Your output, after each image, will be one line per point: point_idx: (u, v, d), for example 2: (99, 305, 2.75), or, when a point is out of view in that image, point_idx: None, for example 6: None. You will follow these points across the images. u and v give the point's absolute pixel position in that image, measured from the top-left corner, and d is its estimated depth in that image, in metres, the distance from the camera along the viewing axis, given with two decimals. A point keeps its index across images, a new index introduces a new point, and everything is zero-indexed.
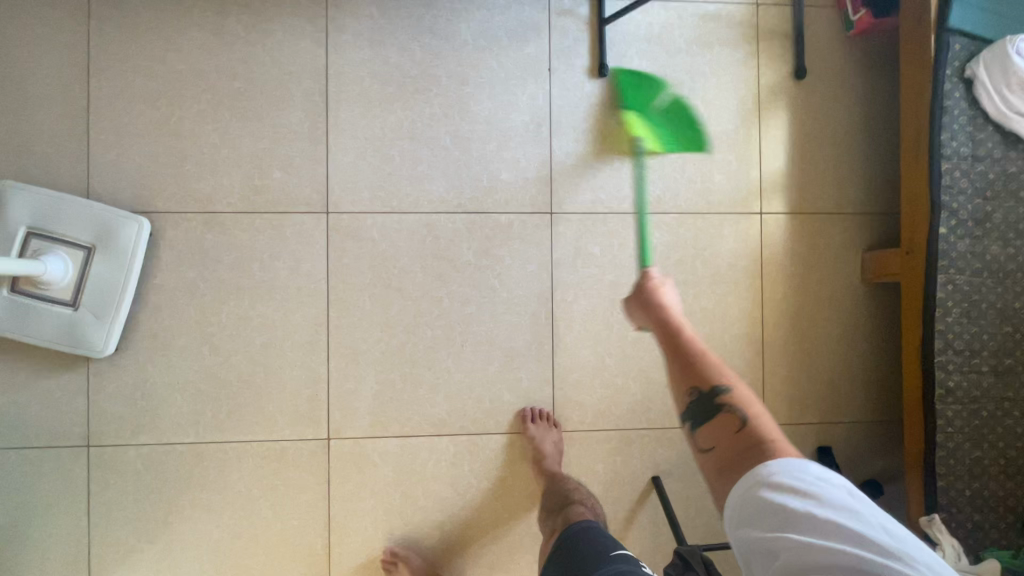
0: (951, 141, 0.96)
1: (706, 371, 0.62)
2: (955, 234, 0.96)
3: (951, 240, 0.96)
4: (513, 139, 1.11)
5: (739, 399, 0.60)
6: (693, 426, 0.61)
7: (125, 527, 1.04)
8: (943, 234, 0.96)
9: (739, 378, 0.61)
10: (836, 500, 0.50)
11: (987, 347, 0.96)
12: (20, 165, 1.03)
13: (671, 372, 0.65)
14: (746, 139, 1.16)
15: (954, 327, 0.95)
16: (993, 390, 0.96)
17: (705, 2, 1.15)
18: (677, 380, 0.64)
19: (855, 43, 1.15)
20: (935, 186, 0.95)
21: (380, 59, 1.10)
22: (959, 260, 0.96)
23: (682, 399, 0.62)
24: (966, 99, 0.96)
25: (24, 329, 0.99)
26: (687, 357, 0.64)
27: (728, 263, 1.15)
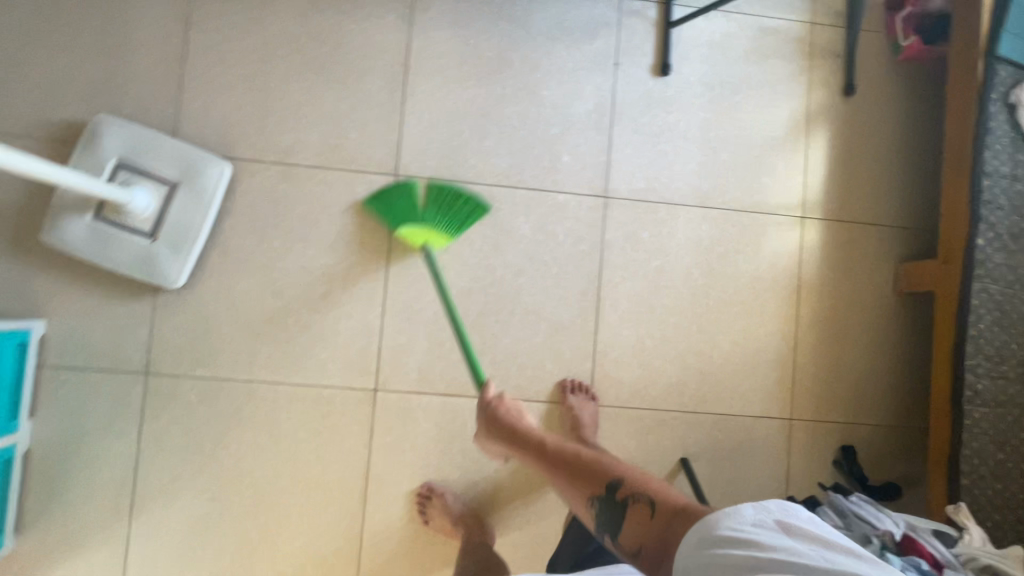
0: (994, 159, 1.03)
1: (605, 475, 0.80)
2: (992, 245, 1.03)
3: (987, 251, 1.02)
4: (576, 125, 1.18)
5: (636, 485, 0.76)
6: (615, 537, 0.75)
7: (175, 455, 1.08)
8: (981, 245, 1.02)
9: (625, 467, 0.79)
10: (780, 524, 0.58)
11: (1014, 354, 1.02)
12: (115, 103, 1.09)
13: (579, 494, 0.81)
14: (795, 147, 1.22)
15: (986, 333, 1.01)
16: (1018, 395, 1.01)
17: (765, 17, 1.23)
18: (584, 496, 0.80)
19: (902, 67, 1.23)
20: (975, 200, 1.03)
21: (459, 38, 1.17)
22: (993, 270, 1.02)
23: (595, 512, 0.78)
24: (1008, 123, 1.04)
25: (104, 255, 1.04)
26: (584, 471, 0.82)
27: (770, 261, 1.20)
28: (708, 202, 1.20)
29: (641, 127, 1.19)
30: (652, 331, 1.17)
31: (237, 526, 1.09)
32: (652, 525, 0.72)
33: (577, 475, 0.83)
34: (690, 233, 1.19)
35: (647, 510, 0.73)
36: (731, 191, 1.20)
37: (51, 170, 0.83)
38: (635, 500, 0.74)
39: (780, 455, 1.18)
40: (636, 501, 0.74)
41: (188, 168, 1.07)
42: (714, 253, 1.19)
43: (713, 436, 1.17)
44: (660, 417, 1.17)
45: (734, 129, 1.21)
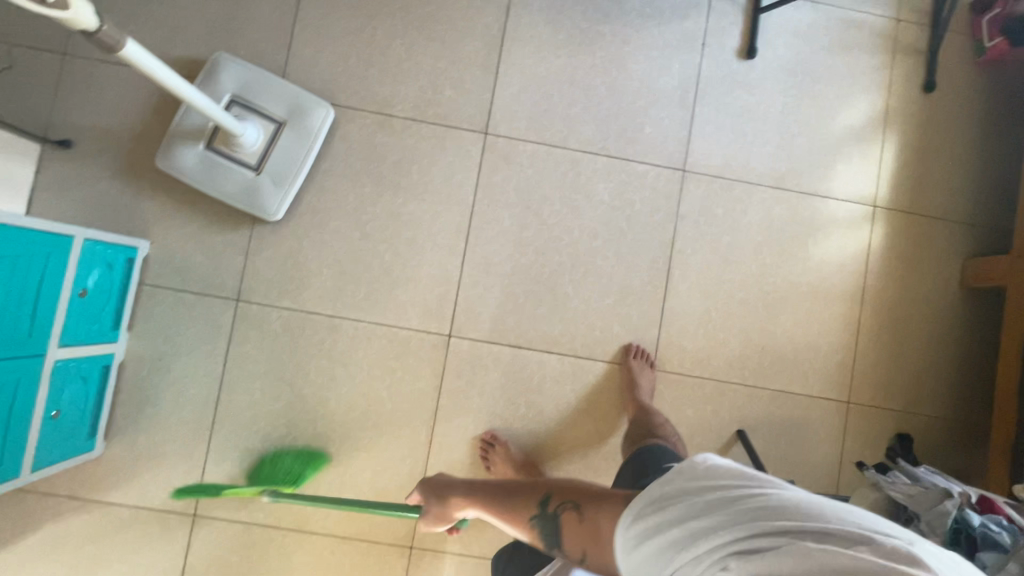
0: None
1: (506, 491, 0.70)
2: None
3: None
4: (660, 100, 1.22)
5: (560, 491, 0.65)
6: (558, 546, 0.63)
7: (256, 380, 1.14)
8: None
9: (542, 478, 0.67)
10: (725, 485, 0.53)
11: None
12: (231, 45, 1.16)
13: (517, 523, 0.67)
14: (871, 137, 1.25)
15: None
16: None
17: (850, 11, 1.26)
18: (521, 516, 0.66)
19: (984, 69, 1.25)
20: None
21: (556, 8, 1.22)
22: None
23: (530, 527, 0.65)
24: None
25: (211, 184, 1.10)
26: (517, 493, 0.68)
27: (838, 246, 1.23)
28: (782, 185, 1.23)
29: (722, 107, 1.23)
30: (719, 304, 1.21)
31: (308, 453, 1.14)
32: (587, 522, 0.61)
33: (501, 500, 0.70)
34: (762, 213, 1.22)
35: (575, 510, 0.62)
36: (805, 176, 1.23)
37: (187, 89, 0.89)
38: (569, 508, 0.63)
39: (834, 437, 1.20)
40: (548, 510, 0.64)
41: (294, 109, 1.13)
42: (784, 234, 1.22)
43: (770, 411, 1.20)
44: (720, 388, 1.20)
45: (812, 116, 1.24)
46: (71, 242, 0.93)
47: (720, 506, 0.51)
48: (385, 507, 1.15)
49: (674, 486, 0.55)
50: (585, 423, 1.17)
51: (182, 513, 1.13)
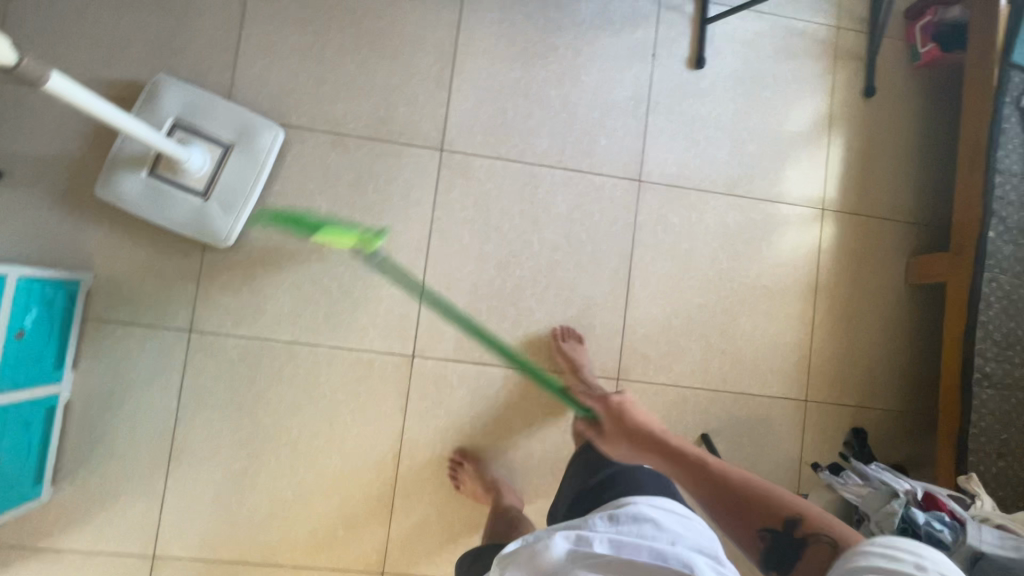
0: (1006, 158, 1.09)
1: (711, 473, 0.71)
2: (1002, 238, 1.08)
3: (998, 244, 1.08)
4: (615, 111, 1.23)
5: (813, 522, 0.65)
6: (768, 568, 0.66)
7: (213, 412, 1.10)
8: (992, 238, 1.08)
9: (808, 504, 0.66)
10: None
11: (1021, 342, 1.07)
12: (172, 66, 1.12)
13: (730, 523, 0.68)
14: (818, 142, 1.29)
15: (994, 320, 1.07)
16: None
17: (793, 19, 1.29)
18: (739, 528, 0.67)
19: (920, 73, 1.30)
20: (988, 196, 1.08)
21: (507, 22, 1.21)
22: (1003, 262, 1.08)
23: (754, 544, 0.66)
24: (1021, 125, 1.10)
25: (156, 212, 1.06)
26: (745, 501, 0.68)
27: (790, 249, 1.27)
28: (735, 191, 1.26)
29: (675, 116, 1.25)
30: (679, 311, 1.23)
31: (271, 484, 1.11)
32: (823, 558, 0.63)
33: (714, 482, 0.70)
34: (717, 220, 1.25)
35: (829, 548, 0.63)
36: (757, 182, 1.27)
37: (122, 118, 0.85)
38: (817, 539, 0.64)
39: (794, 435, 1.24)
40: (776, 531, 0.66)
41: (242, 131, 1.09)
42: (739, 239, 1.25)
43: (732, 413, 1.23)
44: (684, 394, 1.22)
45: (762, 123, 1.27)
46: (4, 283, 0.89)
47: None
48: (354, 533, 1.13)
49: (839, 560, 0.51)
50: (553, 437, 1.17)
51: (141, 554, 1.08)
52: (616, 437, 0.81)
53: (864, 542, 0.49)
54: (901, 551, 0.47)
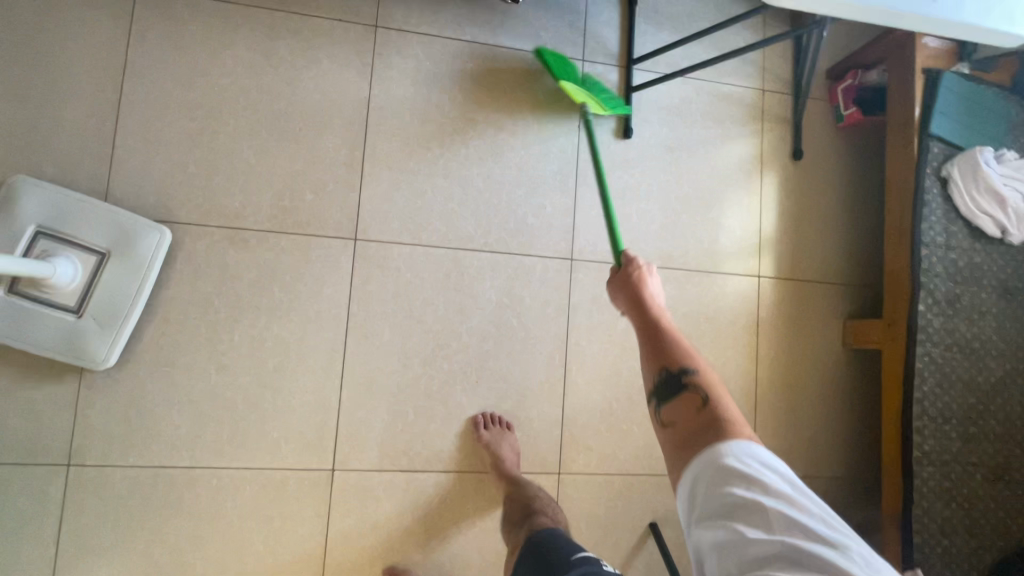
0: (929, 230, 1.09)
1: (650, 330, 0.67)
2: (931, 311, 1.08)
3: (928, 317, 1.08)
4: (541, 187, 1.17)
5: (703, 379, 0.61)
6: (657, 405, 0.62)
7: (99, 556, 0.96)
8: (921, 311, 1.07)
9: (707, 365, 0.62)
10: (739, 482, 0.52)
11: (955, 415, 1.07)
12: (37, 163, 0.99)
13: (644, 353, 0.66)
14: (750, 208, 1.26)
15: (929, 395, 1.06)
16: (960, 453, 1.06)
17: (719, 83, 1.27)
18: (648, 361, 0.64)
19: (844, 134, 1.30)
20: (914, 271, 1.08)
21: (422, 98, 1.14)
22: (934, 335, 1.07)
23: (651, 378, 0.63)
24: (942, 196, 1.10)
25: (19, 334, 0.92)
26: (664, 343, 0.65)
27: (729, 319, 1.23)
28: (670, 264, 1.22)
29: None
30: (620, 394, 1.17)
31: None
32: (694, 426, 0.58)
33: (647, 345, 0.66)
34: None
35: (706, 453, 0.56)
36: (692, 252, 1.23)
37: None
38: (693, 388, 0.60)
39: None
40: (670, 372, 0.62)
41: (120, 236, 0.97)
42: (677, 313, 1.21)
43: None
44: (629, 481, 1.15)
45: (693, 191, 1.24)
46: None
47: (722, 500, 0.52)
48: None
49: (702, 458, 0.55)
50: (491, 542, 1.09)
51: None
52: (621, 293, 0.73)
53: (719, 446, 0.55)
54: (752, 464, 0.53)
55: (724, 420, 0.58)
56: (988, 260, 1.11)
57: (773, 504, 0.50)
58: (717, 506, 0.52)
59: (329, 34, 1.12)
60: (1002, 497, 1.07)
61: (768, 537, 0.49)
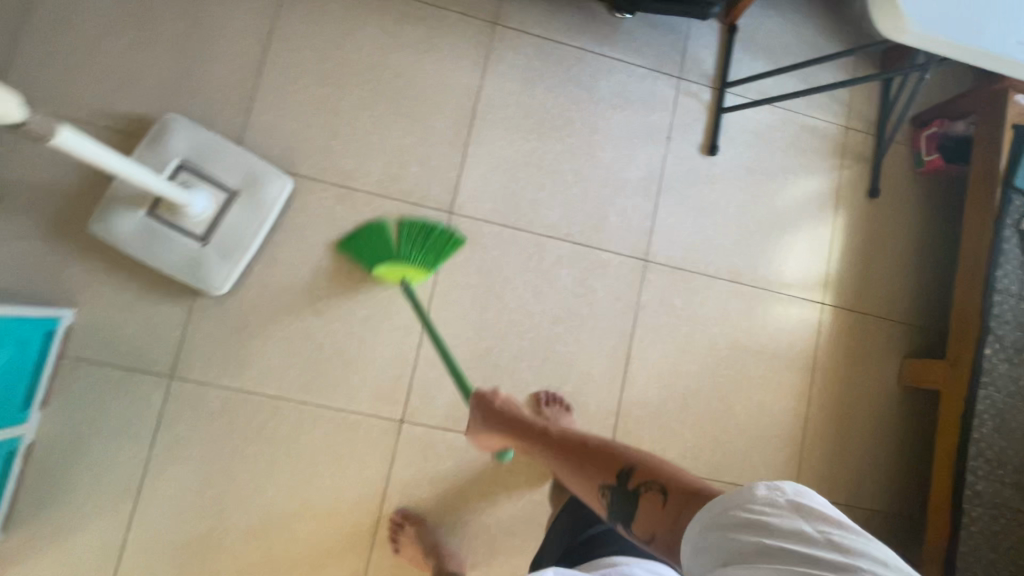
0: (1004, 278, 1.11)
1: (586, 455, 0.80)
2: (998, 356, 1.10)
3: (994, 361, 1.10)
4: (626, 190, 1.24)
5: (645, 470, 0.72)
6: (625, 521, 0.72)
7: (185, 464, 1.05)
8: (988, 355, 1.09)
9: (638, 454, 0.75)
10: (745, 533, 0.54)
11: (1011, 461, 1.08)
12: (185, 106, 1.10)
13: (589, 474, 0.78)
14: (822, 236, 1.30)
15: (987, 438, 1.08)
16: (1013, 500, 1.07)
17: (806, 115, 1.33)
18: (595, 479, 0.77)
19: (922, 179, 1.34)
20: (984, 315, 1.10)
21: (527, 94, 1.23)
22: (998, 380, 1.09)
23: (602, 499, 0.75)
24: (1020, 247, 1.13)
25: (152, 253, 1.03)
26: (596, 461, 0.78)
27: (789, 339, 1.27)
28: (738, 279, 1.26)
29: (685, 199, 1.26)
30: (675, 395, 1.21)
31: (237, 547, 1.05)
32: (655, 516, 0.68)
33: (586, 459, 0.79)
34: (718, 306, 1.25)
35: (660, 499, 0.69)
36: (760, 270, 1.27)
37: (112, 162, 0.80)
38: (645, 489, 0.71)
39: None
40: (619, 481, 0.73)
41: (249, 179, 1.07)
42: (740, 326, 1.25)
43: None
44: None
45: (768, 213, 1.29)
46: None
47: (732, 550, 0.54)
48: None
49: (709, 509, 0.59)
50: (537, 516, 1.14)
51: None
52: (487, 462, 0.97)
53: (724, 498, 0.58)
54: (756, 508, 0.55)
55: (681, 492, 0.67)
56: None
57: (782, 543, 0.52)
58: (724, 555, 0.55)
59: (452, 25, 1.22)
60: None
61: (778, 573, 0.51)
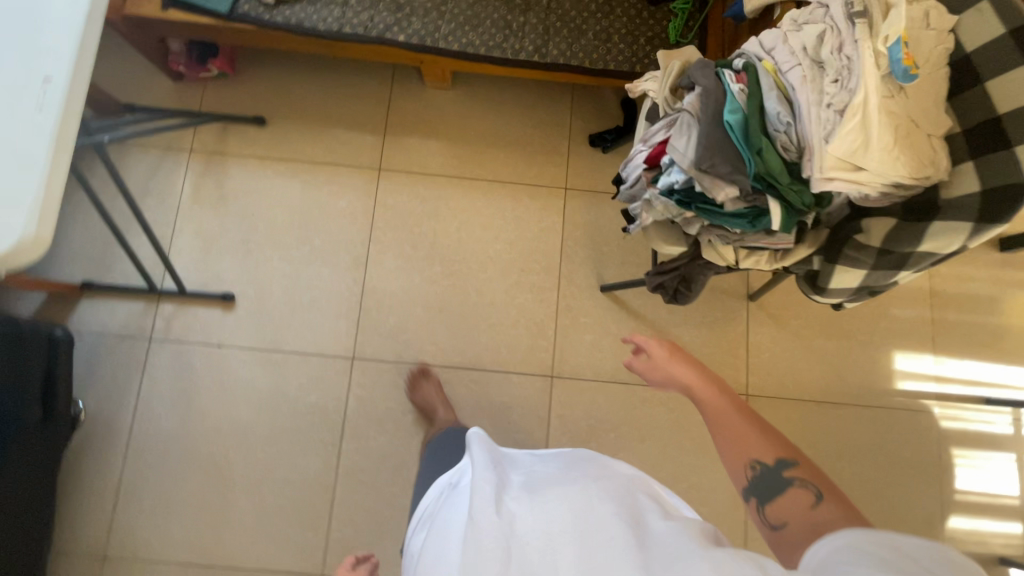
0: (321, 21, 1.13)
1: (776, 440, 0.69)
2: (401, 29, 1.13)
3: (408, 31, 1.14)
4: (281, 383, 1.21)
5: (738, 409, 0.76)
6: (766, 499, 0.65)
7: None
8: (397, 35, 1.13)
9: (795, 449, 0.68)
10: None
11: (497, 26, 1.15)
12: None
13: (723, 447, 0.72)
14: (309, 171, 1.30)
15: (471, 45, 1.14)
16: (536, 21, 1.16)
17: (183, 202, 1.28)
18: (753, 446, 0.69)
19: (243, 74, 1.32)
20: (362, 38, 1.13)
21: (185, 517, 1.15)
22: (424, 29, 1.14)
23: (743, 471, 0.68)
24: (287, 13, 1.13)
25: None
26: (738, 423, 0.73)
27: (414, 206, 1.30)
28: (365, 258, 1.27)
29: (280, 325, 1.23)
30: (483, 316, 1.26)
31: None
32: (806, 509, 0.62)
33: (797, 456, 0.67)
34: (393, 279, 1.26)
35: (811, 497, 0.63)
36: (351, 238, 1.28)
37: None
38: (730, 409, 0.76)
39: (594, 206, 1.32)
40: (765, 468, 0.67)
41: None
42: (410, 253, 1.28)
43: (581, 264, 1.29)
44: (561, 308, 1.27)
45: (290, 235, 1.28)
46: None
47: None
48: None
49: None
50: (607, 442, 1.22)
51: None
52: (669, 364, 0.86)
53: None
54: None
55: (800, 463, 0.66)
56: None
57: None
58: None
59: None
60: None
61: None
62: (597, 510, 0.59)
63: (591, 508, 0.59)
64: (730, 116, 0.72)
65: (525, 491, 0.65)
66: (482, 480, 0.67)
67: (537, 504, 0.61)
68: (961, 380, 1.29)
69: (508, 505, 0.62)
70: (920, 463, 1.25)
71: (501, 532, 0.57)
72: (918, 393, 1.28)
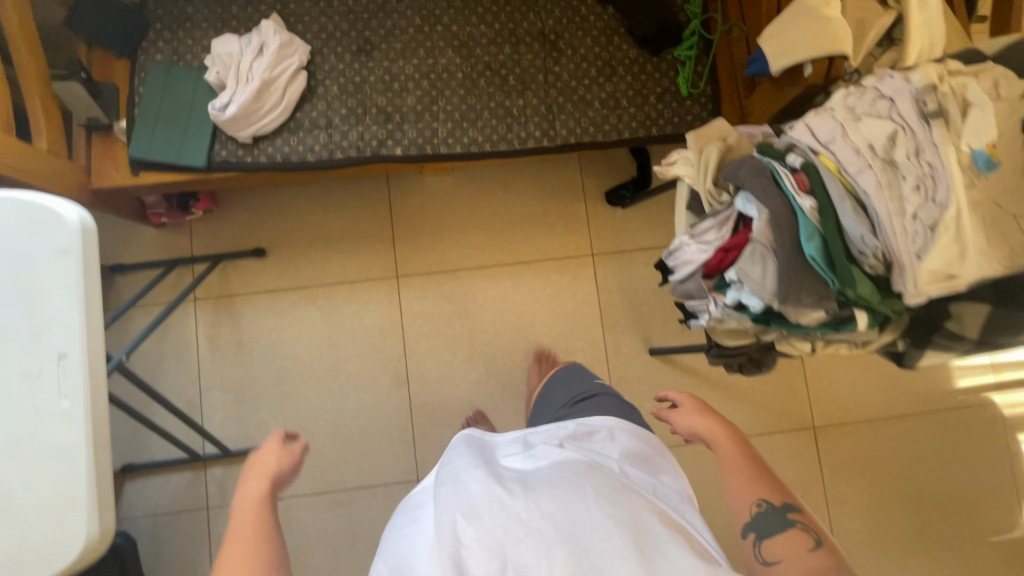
0: (307, 150, 1.03)
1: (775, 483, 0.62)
2: (396, 142, 1.04)
3: (404, 142, 1.04)
4: (352, 522, 1.18)
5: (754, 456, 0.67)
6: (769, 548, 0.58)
7: None
8: (393, 150, 1.04)
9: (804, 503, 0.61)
10: None
11: (498, 116, 1.06)
12: None
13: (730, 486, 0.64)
14: (324, 295, 1.23)
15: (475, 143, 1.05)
16: (536, 100, 1.07)
17: (202, 357, 1.20)
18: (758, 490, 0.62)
19: (228, 207, 1.22)
20: (357, 160, 1.04)
21: None
22: (420, 136, 1.04)
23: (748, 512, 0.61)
24: (268, 149, 1.02)
25: None
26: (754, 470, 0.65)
27: (442, 309, 1.24)
28: (405, 374, 1.22)
29: (336, 462, 1.19)
30: None
31: None
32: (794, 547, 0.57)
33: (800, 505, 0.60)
34: (439, 391, 1.22)
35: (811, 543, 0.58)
36: (385, 356, 1.22)
37: None
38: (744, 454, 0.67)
39: (625, 269, 1.27)
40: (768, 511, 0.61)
41: None
42: (450, 359, 1.23)
43: (626, 333, 1.25)
44: (615, 383, 1.24)
45: (321, 367, 1.21)
46: None
47: None
48: None
49: None
50: None
51: None
52: (690, 413, 0.74)
53: None
54: None
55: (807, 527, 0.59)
56: (330, 86, 1.05)
57: None
58: None
59: None
60: (574, 43, 1.08)
61: None
62: (594, 508, 0.50)
63: (589, 503, 0.51)
64: (810, 246, 0.67)
65: (517, 479, 0.56)
66: (465, 464, 0.57)
67: (533, 498, 0.52)
68: (1017, 365, 1.29)
69: (496, 494, 0.52)
70: (992, 455, 1.26)
71: (470, 528, 0.49)
72: (979, 388, 1.28)
